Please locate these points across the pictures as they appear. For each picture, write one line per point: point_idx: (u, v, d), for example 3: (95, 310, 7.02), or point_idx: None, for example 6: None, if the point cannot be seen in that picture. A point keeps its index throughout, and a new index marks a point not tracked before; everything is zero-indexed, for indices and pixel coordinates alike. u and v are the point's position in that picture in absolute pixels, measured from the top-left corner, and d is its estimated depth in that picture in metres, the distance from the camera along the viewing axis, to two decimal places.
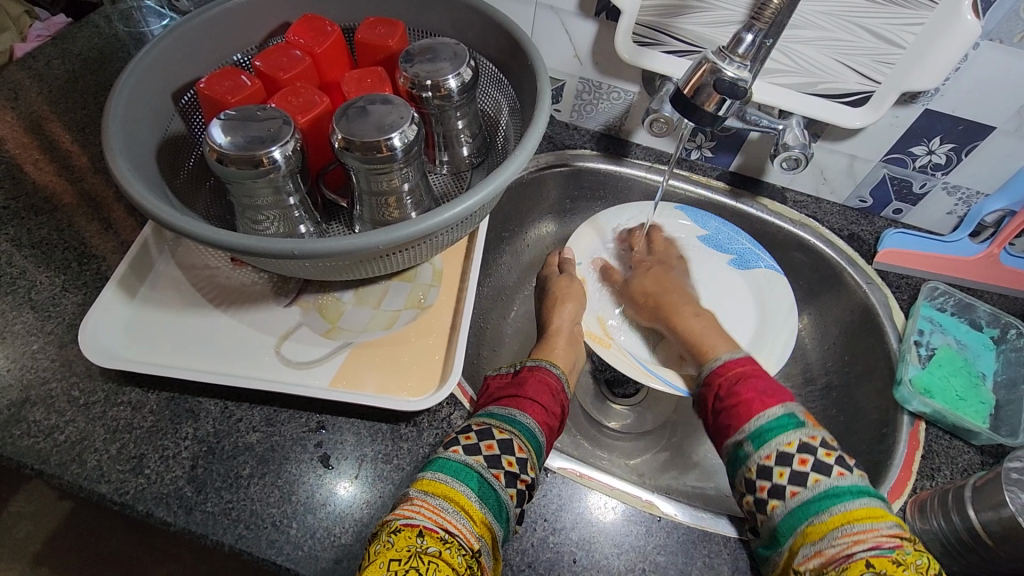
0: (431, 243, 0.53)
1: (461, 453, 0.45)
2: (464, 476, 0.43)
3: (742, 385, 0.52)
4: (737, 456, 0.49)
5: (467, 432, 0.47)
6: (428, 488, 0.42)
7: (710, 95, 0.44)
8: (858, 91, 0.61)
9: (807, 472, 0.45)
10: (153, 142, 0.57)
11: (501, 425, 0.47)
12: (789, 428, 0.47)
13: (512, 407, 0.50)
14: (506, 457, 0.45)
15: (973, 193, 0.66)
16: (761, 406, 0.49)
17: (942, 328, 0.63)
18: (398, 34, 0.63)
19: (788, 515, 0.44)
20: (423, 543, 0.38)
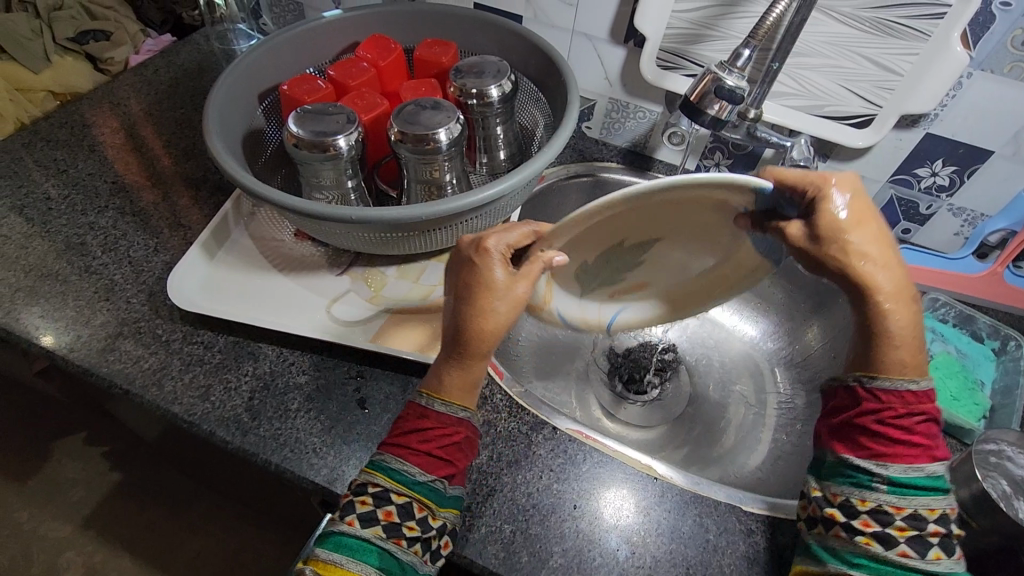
0: (466, 224, 0.61)
1: (355, 526, 0.42)
2: (361, 551, 0.41)
3: (912, 422, 0.46)
4: (863, 476, 0.45)
5: (361, 496, 0.43)
6: (325, 574, 0.40)
7: (712, 101, 0.51)
8: (862, 114, 0.66)
9: (913, 534, 0.43)
10: (240, 132, 0.67)
11: (399, 487, 0.43)
12: (937, 494, 0.45)
13: (408, 462, 0.44)
14: (405, 522, 0.42)
15: (977, 215, 0.70)
16: (901, 439, 0.45)
17: (943, 337, 0.66)
18: (450, 53, 0.73)
19: (877, 562, 0.43)
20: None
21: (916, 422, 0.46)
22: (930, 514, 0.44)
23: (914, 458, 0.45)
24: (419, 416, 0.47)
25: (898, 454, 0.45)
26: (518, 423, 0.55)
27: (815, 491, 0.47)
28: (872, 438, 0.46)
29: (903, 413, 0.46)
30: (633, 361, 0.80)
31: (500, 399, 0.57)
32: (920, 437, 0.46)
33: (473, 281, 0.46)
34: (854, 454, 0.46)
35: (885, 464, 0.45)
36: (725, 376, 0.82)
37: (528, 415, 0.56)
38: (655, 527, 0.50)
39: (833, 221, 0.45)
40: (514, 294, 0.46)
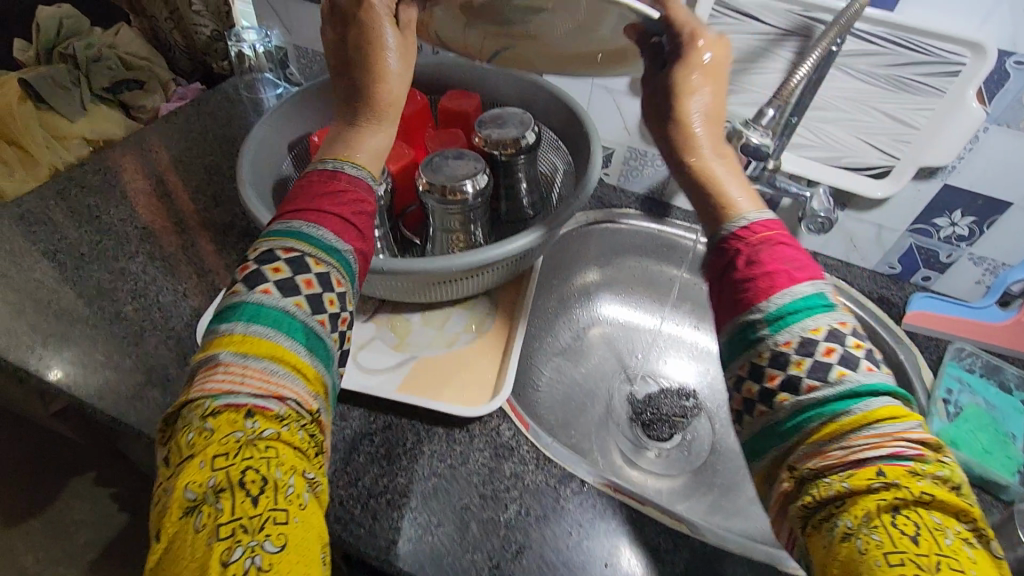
0: (491, 274, 0.61)
1: (274, 296, 0.36)
2: (281, 324, 0.35)
3: (770, 251, 0.40)
4: (744, 337, 0.39)
5: (272, 263, 0.37)
6: (242, 348, 0.34)
7: (738, 157, 0.52)
8: (879, 166, 0.67)
9: (830, 365, 0.35)
10: (271, 180, 0.69)
11: (318, 255, 0.38)
12: (818, 311, 0.37)
13: (322, 226, 0.39)
14: (325, 295, 0.38)
15: (998, 264, 0.71)
16: (786, 281, 0.38)
17: (971, 388, 0.65)
18: (474, 104, 0.75)
19: (805, 405, 0.35)
20: (253, 427, 0.31)
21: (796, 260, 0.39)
22: (827, 355, 0.36)
23: (793, 282, 0.38)
24: (330, 176, 0.42)
25: (774, 284, 0.38)
26: (546, 476, 0.55)
27: (737, 375, 0.39)
28: (742, 287, 0.39)
29: (758, 234, 0.41)
30: (655, 409, 0.79)
31: (527, 450, 0.56)
32: (778, 265, 0.39)
33: (372, 29, 0.45)
34: (736, 317, 0.39)
35: (755, 305, 0.38)
36: None
37: (554, 467, 0.55)
38: None
39: (698, 61, 0.47)
40: (407, 53, 0.47)
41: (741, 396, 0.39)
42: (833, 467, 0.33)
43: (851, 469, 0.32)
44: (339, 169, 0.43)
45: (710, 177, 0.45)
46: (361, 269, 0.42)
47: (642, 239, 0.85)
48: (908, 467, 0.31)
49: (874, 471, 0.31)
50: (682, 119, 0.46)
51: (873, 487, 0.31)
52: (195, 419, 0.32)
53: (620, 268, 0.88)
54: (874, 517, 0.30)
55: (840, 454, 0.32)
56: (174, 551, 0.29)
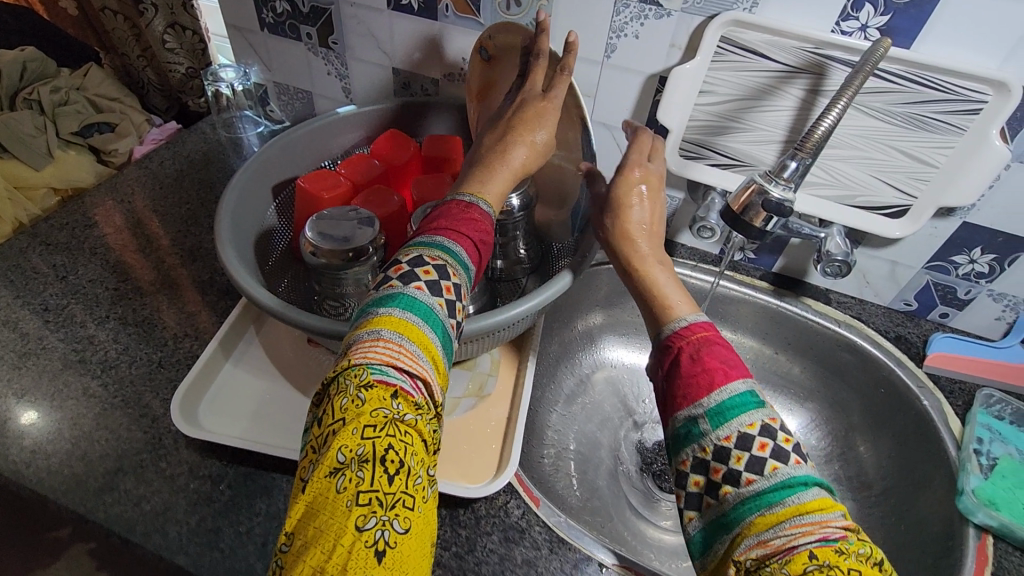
0: (493, 338, 0.57)
1: (425, 292, 0.39)
2: (431, 318, 0.38)
3: (709, 351, 0.41)
4: (688, 433, 0.38)
5: (423, 266, 0.41)
6: (400, 330, 0.37)
7: (758, 212, 0.49)
8: (896, 205, 0.64)
9: (762, 458, 0.35)
10: (252, 235, 0.64)
11: (455, 267, 0.42)
12: (750, 406, 0.37)
13: (460, 244, 0.44)
14: (457, 304, 0.41)
15: (1020, 301, 0.68)
16: (723, 378, 0.38)
17: (1003, 437, 0.62)
18: (459, 149, 0.72)
19: (740, 503, 0.34)
20: (398, 408, 0.34)
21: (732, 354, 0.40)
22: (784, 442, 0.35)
23: (727, 377, 0.38)
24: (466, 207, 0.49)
25: (712, 381, 0.38)
26: (560, 562, 0.50)
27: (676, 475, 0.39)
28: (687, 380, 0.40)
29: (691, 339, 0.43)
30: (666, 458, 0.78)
31: (539, 531, 0.52)
32: (715, 362, 0.40)
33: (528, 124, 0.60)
34: (676, 414, 0.39)
35: (695, 402, 0.38)
36: None
37: (569, 551, 0.51)
38: None
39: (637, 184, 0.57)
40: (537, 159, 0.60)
41: (687, 491, 0.38)
42: (773, 556, 0.32)
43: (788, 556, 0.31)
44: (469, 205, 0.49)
45: (653, 289, 0.51)
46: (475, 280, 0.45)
47: None
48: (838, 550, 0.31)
49: (808, 557, 0.31)
50: (628, 234, 0.55)
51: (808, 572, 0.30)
52: (349, 388, 0.34)
53: (623, 309, 0.84)
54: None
55: (778, 547, 0.32)
56: (318, 503, 0.32)
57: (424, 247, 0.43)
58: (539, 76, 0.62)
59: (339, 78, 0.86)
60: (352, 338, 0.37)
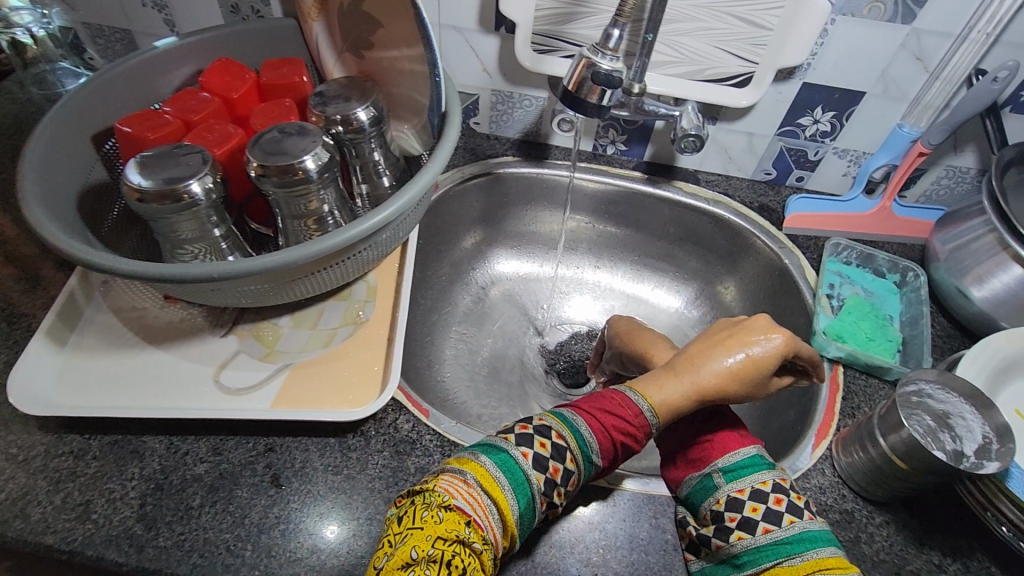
0: (356, 259, 0.58)
1: (529, 461, 0.43)
2: (518, 486, 0.42)
3: (718, 422, 0.50)
4: (703, 487, 0.47)
5: (541, 437, 0.45)
6: (486, 481, 0.42)
7: (591, 87, 0.48)
8: (740, 74, 0.66)
9: (782, 513, 0.44)
10: (74, 192, 0.57)
11: (576, 453, 0.45)
12: (761, 467, 0.47)
13: (590, 431, 0.46)
14: (558, 487, 0.44)
15: (860, 154, 0.73)
16: (736, 443, 0.48)
17: (850, 279, 0.68)
18: (302, 71, 0.67)
19: (755, 550, 0.43)
20: (470, 534, 0.39)
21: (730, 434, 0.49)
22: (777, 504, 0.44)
23: (740, 443, 0.48)
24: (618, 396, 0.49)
25: (725, 447, 0.48)
26: None
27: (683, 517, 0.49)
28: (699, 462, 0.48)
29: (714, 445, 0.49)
30: (568, 356, 0.80)
31: (429, 438, 0.53)
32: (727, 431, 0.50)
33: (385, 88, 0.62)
34: (689, 474, 0.48)
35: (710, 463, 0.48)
36: None
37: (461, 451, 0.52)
38: (613, 542, 0.48)
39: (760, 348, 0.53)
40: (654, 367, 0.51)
41: (702, 531, 0.46)
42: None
43: None
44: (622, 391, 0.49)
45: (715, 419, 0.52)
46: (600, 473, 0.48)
47: (527, 187, 0.81)
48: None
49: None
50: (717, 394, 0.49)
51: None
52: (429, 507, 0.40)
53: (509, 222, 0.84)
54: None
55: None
56: None
57: (560, 425, 0.46)
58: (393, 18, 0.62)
59: (157, 8, 0.76)
60: (442, 466, 0.44)
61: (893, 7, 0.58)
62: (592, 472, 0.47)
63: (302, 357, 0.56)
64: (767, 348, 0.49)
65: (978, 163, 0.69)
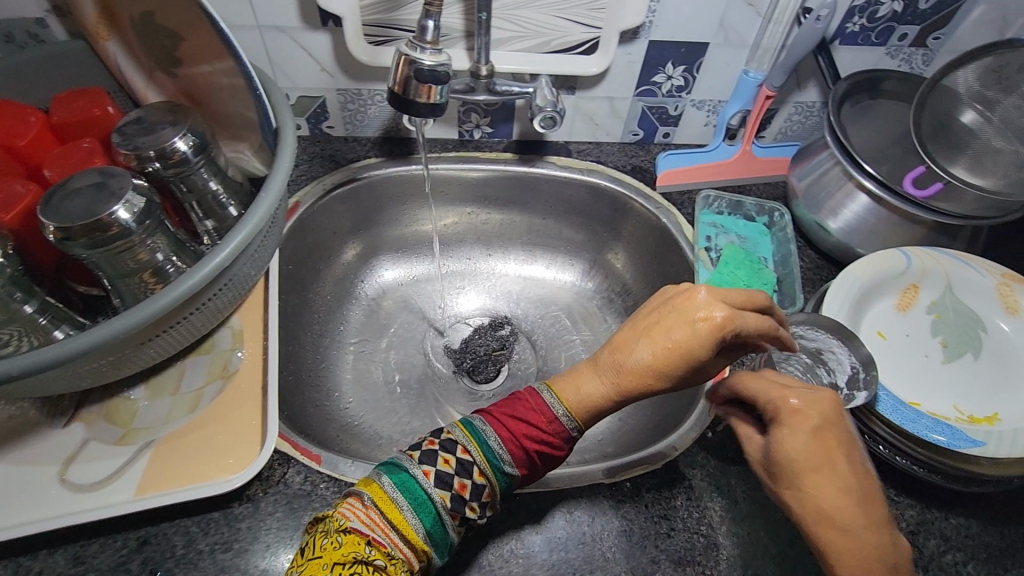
0: (205, 309, 0.51)
1: (432, 480, 0.41)
2: (422, 507, 0.40)
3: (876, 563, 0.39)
4: None
5: (445, 454, 0.42)
6: (384, 503, 0.40)
7: (418, 86, 0.43)
8: (586, 40, 0.64)
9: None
10: None
11: (483, 465, 0.42)
12: None
13: (503, 449, 0.43)
14: (469, 502, 0.41)
15: (716, 103, 0.74)
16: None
17: (725, 229, 0.70)
18: (103, 103, 0.58)
19: None
20: (370, 553, 0.37)
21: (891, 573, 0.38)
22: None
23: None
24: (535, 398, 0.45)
25: None
26: None
27: None
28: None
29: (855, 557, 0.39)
30: (473, 352, 0.77)
31: (325, 486, 0.49)
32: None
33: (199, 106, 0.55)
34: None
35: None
36: (563, 329, 0.80)
37: None
38: (532, 550, 0.47)
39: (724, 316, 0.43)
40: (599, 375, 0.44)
41: None
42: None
43: None
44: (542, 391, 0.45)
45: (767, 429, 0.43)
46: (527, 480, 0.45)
47: (397, 186, 0.76)
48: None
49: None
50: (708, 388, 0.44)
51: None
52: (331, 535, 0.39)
53: (387, 226, 0.80)
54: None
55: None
56: None
57: (462, 439, 0.43)
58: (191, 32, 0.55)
59: None
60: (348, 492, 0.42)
61: None
62: (511, 483, 0.44)
63: (165, 430, 0.50)
64: (687, 328, 0.41)
65: (820, 96, 0.72)
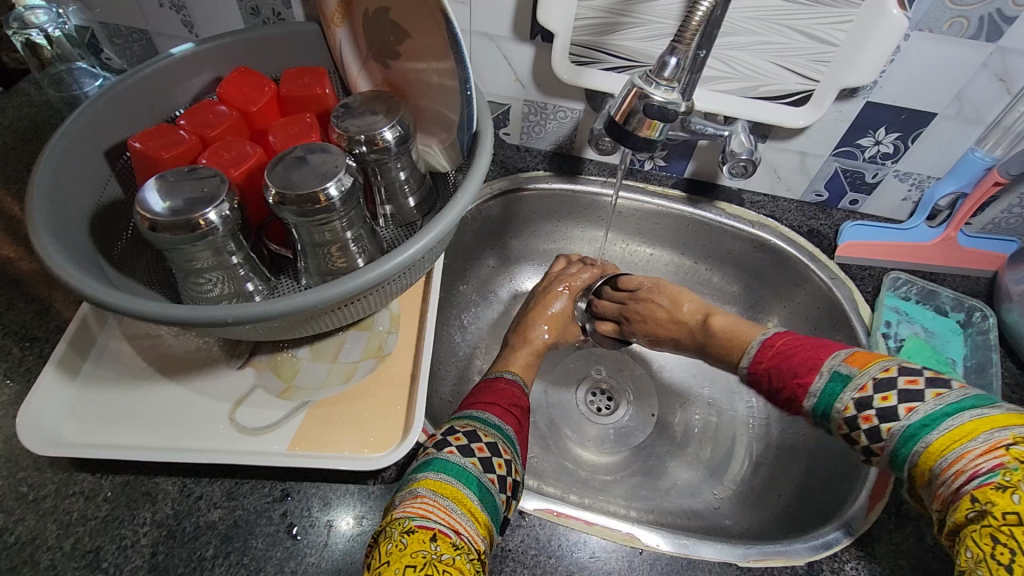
0: (381, 292, 0.52)
1: (458, 455, 0.47)
2: (465, 477, 0.45)
3: (798, 348, 0.53)
4: (821, 415, 0.49)
5: (456, 434, 0.50)
6: (436, 488, 0.43)
7: (642, 120, 0.47)
8: (798, 92, 0.60)
9: (897, 406, 0.44)
10: (85, 213, 0.55)
11: (486, 428, 0.51)
12: (846, 380, 0.47)
13: (490, 412, 0.54)
14: (494, 458, 0.48)
15: (924, 177, 0.66)
16: (818, 364, 0.50)
17: (909, 317, 0.64)
18: (324, 82, 0.63)
19: (894, 455, 0.43)
20: (436, 549, 0.39)
21: (808, 346, 0.52)
22: (885, 401, 0.44)
23: (821, 362, 0.49)
24: (495, 380, 0.60)
25: (813, 370, 0.50)
26: None
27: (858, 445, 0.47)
28: (791, 358, 0.52)
29: (777, 343, 0.54)
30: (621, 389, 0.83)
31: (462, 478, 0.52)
32: (814, 351, 0.51)
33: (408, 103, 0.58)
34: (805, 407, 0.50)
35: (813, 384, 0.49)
36: (693, 378, 0.76)
37: None
38: None
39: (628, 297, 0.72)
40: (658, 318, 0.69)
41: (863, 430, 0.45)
42: (946, 505, 0.39)
43: (953, 497, 0.38)
44: (500, 376, 0.61)
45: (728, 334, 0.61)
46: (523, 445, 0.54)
47: (557, 202, 0.77)
48: (998, 485, 0.36)
49: (968, 500, 0.37)
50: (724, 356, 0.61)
51: (969, 517, 0.36)
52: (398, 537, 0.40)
53: (538, 237, 0.81)
54: (975, 549, 0.36)
55: (942, 491, 0.39)
56: None
57: (458, 417, 0.53)
58: (419, 29, 0.58)
59: (176, 10, 0.72)
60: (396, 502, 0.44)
61: (978, 24, 0.52)
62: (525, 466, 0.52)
63: (321, 395, 0.53)
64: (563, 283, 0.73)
65: None
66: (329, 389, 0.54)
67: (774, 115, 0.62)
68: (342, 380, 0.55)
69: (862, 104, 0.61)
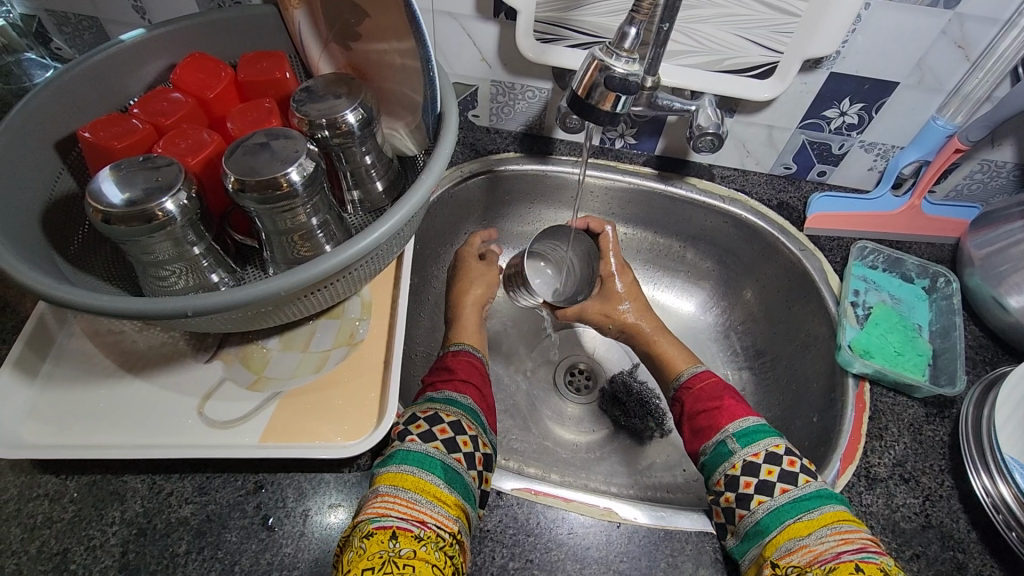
0: (349, 277, 0.51)
1: (419, 442, 0.48)
2: (427, 465, 0.46)
3: (721, 391, 0.59)
4: (721, 451, 0.53)
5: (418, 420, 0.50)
6: (394, 482, 0.44)
7: (604, 93, 0.47)
8: (763, 64, 0.60)
9: (797, 473, 0.49)
10: (36, 208, 0.53)
11: (446, 408, 0.52)
12: (763, 435, 0.53)
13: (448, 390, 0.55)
14: (458, 436, 0.50)
15: (889, 147, 0.67)
16: (742, 412, 0.55)
17: (877, 285, 0.65)
18: (284, 66, 0.61)
19: (777, 509, 0.47)
20: (397, 546, 0.40)
21: (722, 394, 0.58)
22: (790, 466, 0.50)
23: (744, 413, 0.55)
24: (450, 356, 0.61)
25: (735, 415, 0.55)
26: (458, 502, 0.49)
27: (712, 499, 0.52)
28: (709, 401, 0.58)
29: (701, 382, 0.61)
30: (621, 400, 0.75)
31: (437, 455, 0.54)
32: (730, 399, 0.57)
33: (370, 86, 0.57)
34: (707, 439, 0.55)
35: (720, 429, 0.55)
36: None
37: None
38: None
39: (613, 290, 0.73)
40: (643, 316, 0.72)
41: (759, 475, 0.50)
42: (815, 561, 0.44)
43: (832, 560, 0.43)
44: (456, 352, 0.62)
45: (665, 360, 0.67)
46: (485, 413, 0.56)
47: (528, 184, 0.76)
48: (879, 564, 0.42)
49: (854, 566, 0.42)
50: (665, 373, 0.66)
51: None
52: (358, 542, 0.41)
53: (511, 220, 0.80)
54: None
55: (819, 548, 0.44)
56: None
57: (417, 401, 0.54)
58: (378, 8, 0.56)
59: None
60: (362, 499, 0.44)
61: None
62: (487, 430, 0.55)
63: (292, 386, 0.52)
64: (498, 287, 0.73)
65: (1017, 156, 0.63)
66: (300, 379, 0.53)
67: (740, 88, 0.62)
68: (313, 370, 0.54)
69: (825, 75, 0.61)
